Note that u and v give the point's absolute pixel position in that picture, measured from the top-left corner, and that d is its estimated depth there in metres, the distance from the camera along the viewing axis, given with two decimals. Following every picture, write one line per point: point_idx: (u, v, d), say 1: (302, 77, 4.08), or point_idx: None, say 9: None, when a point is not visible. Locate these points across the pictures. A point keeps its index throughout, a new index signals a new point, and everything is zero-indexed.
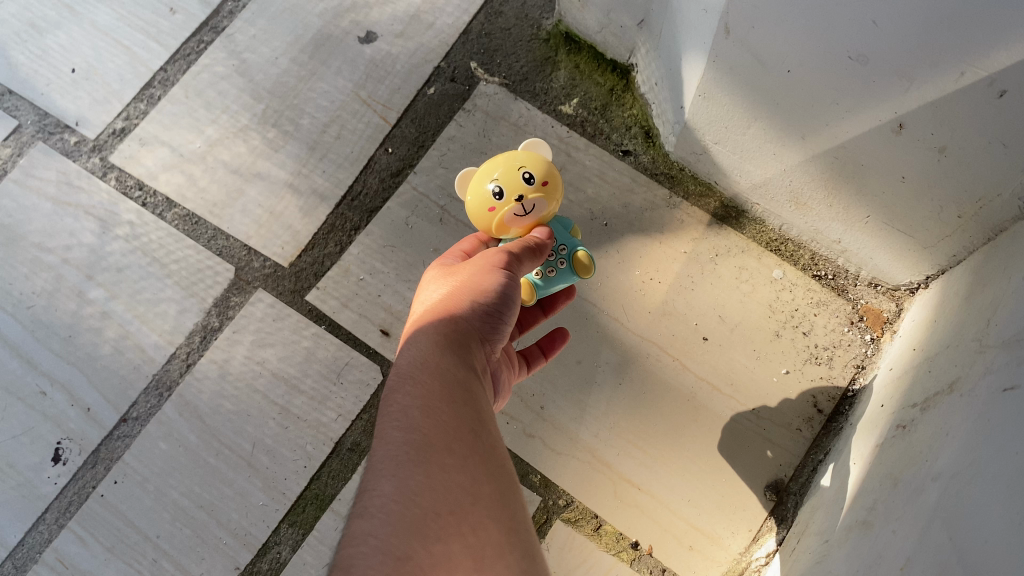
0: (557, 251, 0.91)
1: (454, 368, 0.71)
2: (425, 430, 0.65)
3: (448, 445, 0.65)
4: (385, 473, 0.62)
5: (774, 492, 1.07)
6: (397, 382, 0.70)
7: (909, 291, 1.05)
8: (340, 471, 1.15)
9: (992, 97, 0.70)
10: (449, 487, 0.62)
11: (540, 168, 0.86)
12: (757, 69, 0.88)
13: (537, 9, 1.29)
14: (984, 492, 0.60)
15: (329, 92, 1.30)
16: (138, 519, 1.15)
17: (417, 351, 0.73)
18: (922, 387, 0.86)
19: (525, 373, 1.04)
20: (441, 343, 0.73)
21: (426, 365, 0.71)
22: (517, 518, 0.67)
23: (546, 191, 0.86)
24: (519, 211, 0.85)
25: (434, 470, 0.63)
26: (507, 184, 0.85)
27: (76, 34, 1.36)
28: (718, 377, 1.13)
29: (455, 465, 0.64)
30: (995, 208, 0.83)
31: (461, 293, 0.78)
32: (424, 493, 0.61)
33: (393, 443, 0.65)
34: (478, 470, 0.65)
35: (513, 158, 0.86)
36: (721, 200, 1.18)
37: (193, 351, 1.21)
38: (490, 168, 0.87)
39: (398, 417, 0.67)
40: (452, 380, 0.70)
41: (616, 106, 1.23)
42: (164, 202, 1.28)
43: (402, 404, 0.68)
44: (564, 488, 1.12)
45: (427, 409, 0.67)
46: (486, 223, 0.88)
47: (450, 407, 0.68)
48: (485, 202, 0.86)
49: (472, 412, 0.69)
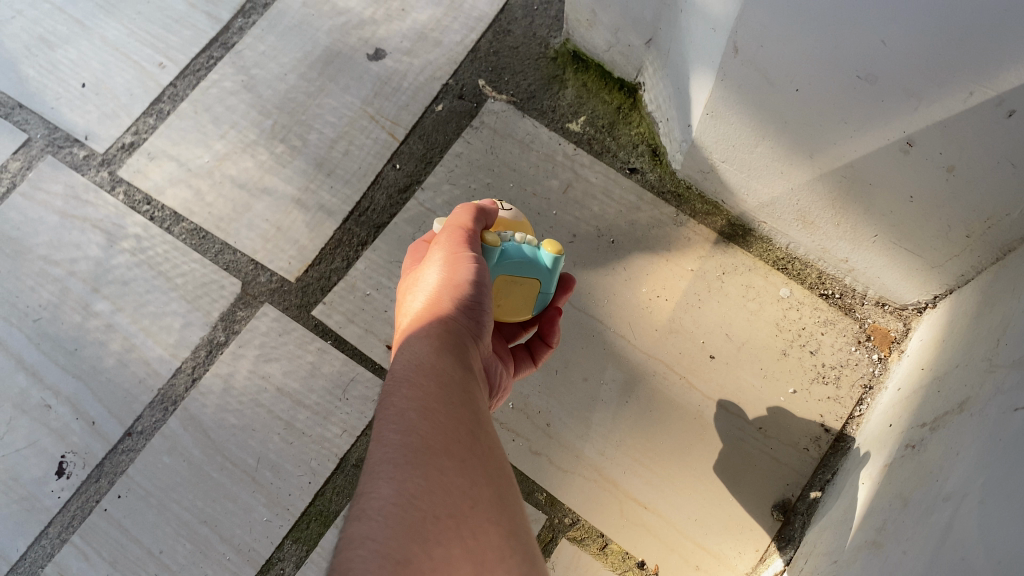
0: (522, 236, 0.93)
1: (449, 368, 0.71)
2: (422, 432, 0.65)
3: (446, 448, 0.65)
4: (384, 477, 0.62)
5: (781, 512, 1.07)
6: (393, 386, 0.70)
7: (917, 311, 1.06)
8: (345, 488, 1.15)
9: (1001, 117, 0.70)
10: (449, 489, 0.62)
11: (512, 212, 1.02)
12: (765, 88, 0.88)
13: (544, 28, 1.31)
14: (996, 512, 0.60)
15: (338, 108, 1.30)
16: (141, 534, 1.15)
17: (407, 355, 0.73)
18: (932, 406, 0.85)
19: (534, 366, 1.10)
20: (434, 344, 0.73)
21: (420, 366, 0.71)
22: (518, 522, 0.66)
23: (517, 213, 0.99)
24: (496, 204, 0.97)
25: (433, 472, 0.62)
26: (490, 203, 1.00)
27: (85, 49, 1.37)
28: (725, 396, 1.12)
29: (453, 468, 0.63)
30: (1003, 227, 0.83)
31: (439, 292, 0.79)
32: (423, 496, 0.61)
33: (390, 446, 0.64)
34: (477, 473, 0.65)
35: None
36: (727, 218, 1.18)
37: (199, 365, 1.21)
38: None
39: (395, 419, 0.66)
40: (447, 381, 0.70)
41: (623, 125, 1.24)
42: (171, 216, 1.28)
43: (399, 407, 0.67)
44: (570, 506, 1.11)
45: (423, 412, 0.67)
46: None
47: (446, 409, 0.67)
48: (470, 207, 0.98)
49: (469, 414, 0.69)
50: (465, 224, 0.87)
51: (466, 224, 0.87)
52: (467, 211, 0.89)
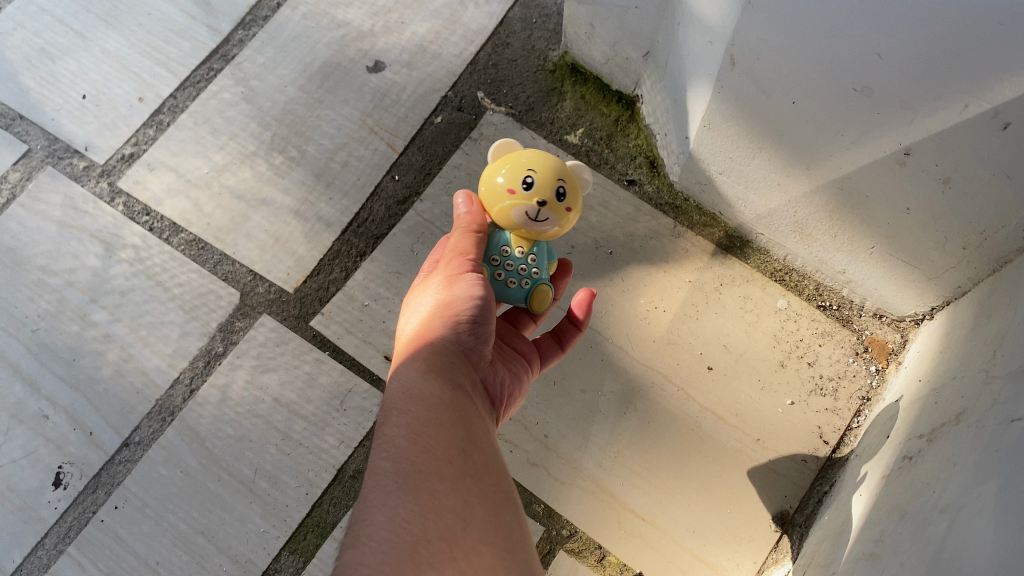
0: (526, 263, 0.89)
1: (439, 391, 0.74)
2: (413, 457, 0.66)
3: (438, 470, 0.66)
4: (377, 505, 0.62)
5: (779, 523, 1.07)
6: (387, 414, 0.73)
7: (915, 322, 1.07)
8: (342, 499, 1.14)
9: (996, 129, 0.71)
10: (440, 511, 0.62)
11: (573, 190, 0.85)
12: (762, 100, 0.89)
13: (543, 40, 1.32)
14: (994, 523, 0.60)
15: (337, 119, 1.31)
16: (138, 545, 1.14)
17: (400, 379, 0.76)
18: (929, 418, 0.85)
19: (561, 351, 1.07)
20: (424, 369, 0.77)
21: (410, 392, 0.74)
22: (513, 541, 0.67)
23: (560, 216, 0.85)
24: (530, 212, 0.84)
25: (423, 496, 0.63)
26: (540, 182, 0.83)
27: (85, 60, 1.38)
28: (723, 407, 1.12)
29: (444, 489, 0.64)
30: (999, 240, 0.83)
31: (433, 316, 0.83)
32: (415, 520, 0.61)
33: (383, 474, 0.65)
34: (469, 493, 0.66)
35: (559, 163, 0.85)
36: (725, 230, 1.19)
37: (197, 376, 1.21)
38: (529, 157, 0.85)
39: (387, 447, 0.68)
40: (437, 404, 0.72)
41: (621, 136, 1.25)
42: (170, 227, 1.28)
43: (392, 434, 0.69)
44: (568, 518, 1.11)
45: (414, 437, 0.68)
46: (495, 198, 0.86)
47: (437, 432, 0.69)
48: (512, 183, 0.84)
49: (461, 433, 0.71)
50: (466, 252, 0.86)
51: (467, 252, 0.86)
52: (474, 236, 0.87)
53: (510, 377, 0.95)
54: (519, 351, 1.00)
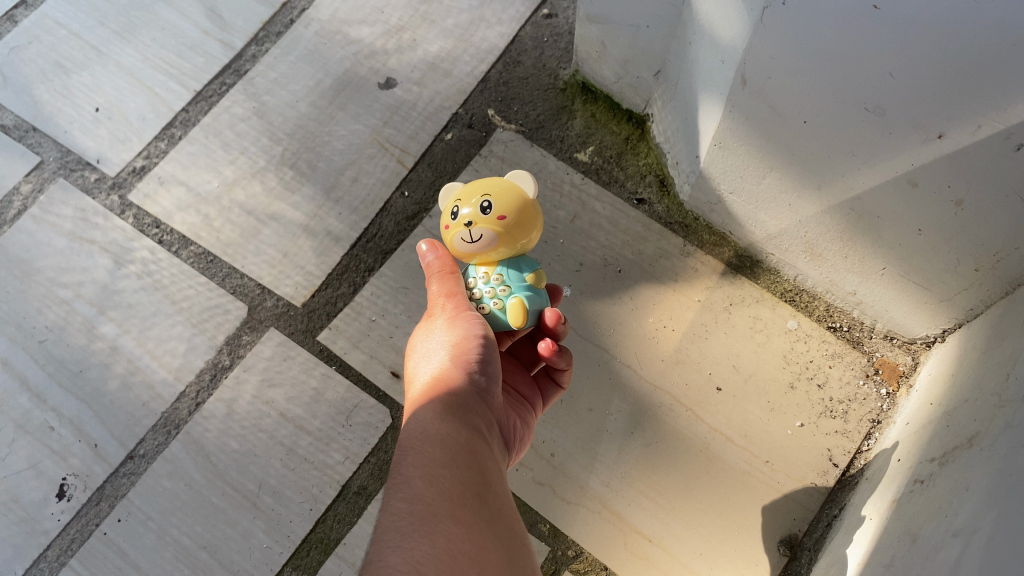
0: (493, 286, 0.89)
1: (454, 434, 0.75)
2: (429, 499, 0.66)
3: (452, 514, 0.65)
4: (392, 545, 0.61)
5: (789, 547, 1.05)
6: (401, 454, 0.73)
7: (926, 344, 1.06)
8: (346, 515, 1.13)
9: (1010, 150, 0.70)
10: (455, 553, 0.61)
11: (503, 202, 0.85)
12: (773, 119, 0.89)
13: (554, 59, 1.33)
14: (1008, 548, 0.58)
15: (348, 136, 1.32)
16: (140, 559, 1.13)
17: (415, 422, 0.77)
18: (940, 441, 0.84)
19: (561, 388, 1.09)
20: (440, 411, 0.77)
21: (427, 433, 0.74)
22: None
23: (497, 229, 0.85)
24: (465, 237, 0.86)
25: (438, 538, 0.62)
26: (465, 209, 0.86)
27: (99, 74, 1.39)
28: (731, 429, 1.11)
29: (459, 533, 0.64)
30: (1012, 261, 0.83)
31: (445, 360, 0.84)
32: (430, 561, 0.60)
33: (398, 515, 0.65)
34: (483, 538, 0.65)
35: (485, 184, 0.87)
36: (735, 249, 1.19)
37: (203, 390, 1.21)
38: (462, 191, 0.89)
39: (402, 488, 0.68)
40: (453, 445, 0.73)
41: (631, 155, 1.25)
42: (179, 240, 1.29)
43: (407, 475, 0.69)
44: (574, 538, 1.09)
45: (430, 478, 0.68)
46: (444, 241, 0.90)
47: (452, 475, 0.70)
48: (446, 220, 0.88)
49: (474, 478, 0.71)
50: (454, 293, 0.89)
51: (455, 293, 0.89)
52: (453, 277, 0.90)
53: (520, 423, 0.98)
54: (522, 396, 1.03)
